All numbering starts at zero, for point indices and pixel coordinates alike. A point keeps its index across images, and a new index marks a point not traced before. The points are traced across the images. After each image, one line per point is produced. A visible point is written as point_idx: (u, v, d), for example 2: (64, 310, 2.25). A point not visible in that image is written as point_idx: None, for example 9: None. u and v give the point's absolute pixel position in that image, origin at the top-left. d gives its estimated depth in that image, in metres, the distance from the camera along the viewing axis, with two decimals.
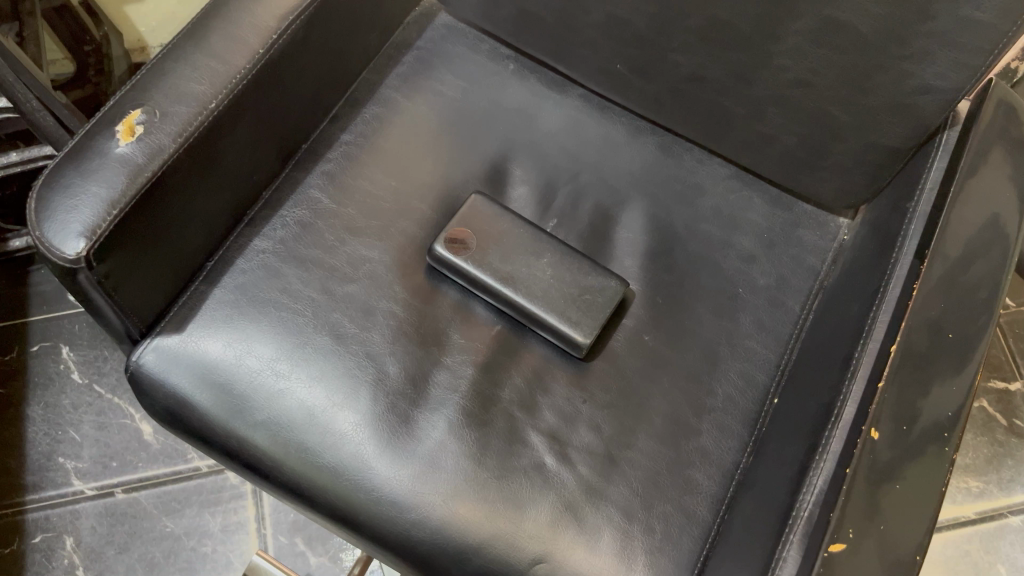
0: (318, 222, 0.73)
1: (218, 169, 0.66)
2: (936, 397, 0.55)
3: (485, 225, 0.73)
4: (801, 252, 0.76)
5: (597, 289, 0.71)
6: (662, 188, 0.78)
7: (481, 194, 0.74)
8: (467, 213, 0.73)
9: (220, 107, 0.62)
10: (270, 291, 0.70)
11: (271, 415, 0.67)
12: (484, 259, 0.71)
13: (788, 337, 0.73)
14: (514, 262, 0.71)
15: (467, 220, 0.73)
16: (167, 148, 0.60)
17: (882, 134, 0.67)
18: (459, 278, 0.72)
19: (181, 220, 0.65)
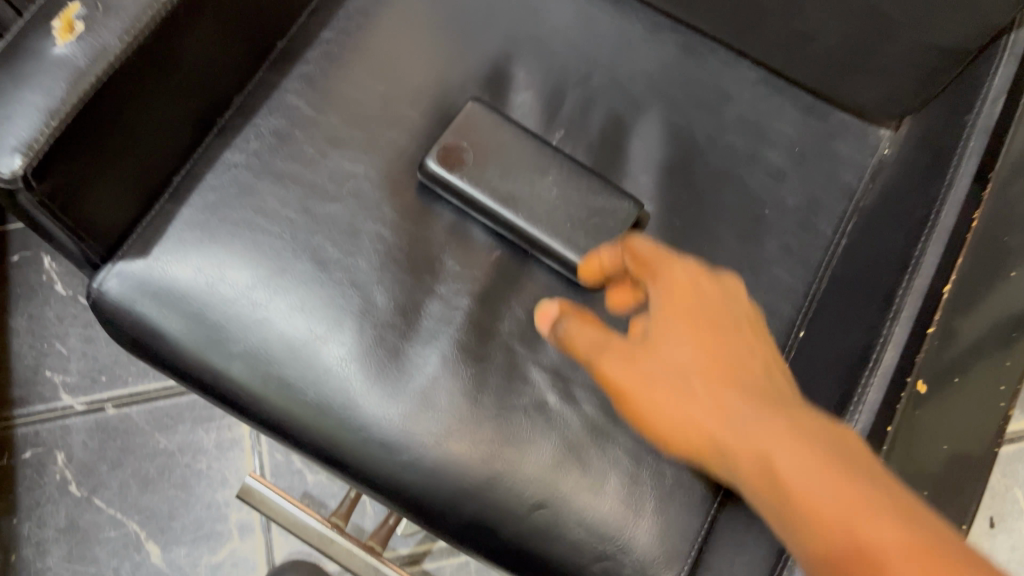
0: (296, 132, 0.65)
1: (178, 74, 0.59)
2: (983, 323, 0.51)
3: (485, 137, 0.65)
4: (837, 168, 0.68)
5: (609, 212, 0.64)
6: (684, 91, 0.69)
7: (480, 101, 0.66)
8: (464, 122, 0.65)
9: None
10: (244, 212, 0.63)
11: (247, 347, 0.61)
12: (483, 176, 0.64)
13: (817, 264, 0.66)
14: (516, 179, 0.64)
15: (464, 131, 0.65)
16: (113, 49, 0.52)
17: (938, 35, 0.59)
18: (453, 197, 0.64)
19: (138, 133, 0.58)
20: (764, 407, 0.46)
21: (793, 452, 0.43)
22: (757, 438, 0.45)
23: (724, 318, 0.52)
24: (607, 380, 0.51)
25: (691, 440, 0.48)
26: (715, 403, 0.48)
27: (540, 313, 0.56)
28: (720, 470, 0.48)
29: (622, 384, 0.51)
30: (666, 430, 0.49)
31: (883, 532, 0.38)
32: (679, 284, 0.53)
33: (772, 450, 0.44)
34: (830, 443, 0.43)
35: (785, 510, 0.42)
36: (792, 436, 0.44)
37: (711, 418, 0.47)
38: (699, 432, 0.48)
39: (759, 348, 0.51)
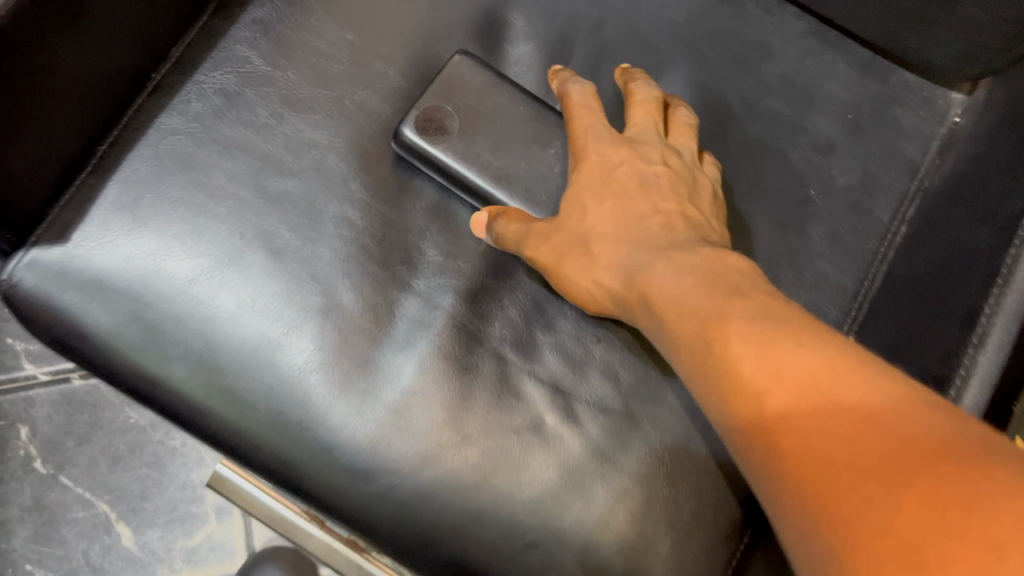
0: (246, 92, 0.54)
1: (92, 20, 0.47)
2: None
3: (474, 98, 0.54)
4: (897, 140, 0.57)
5: None
6: (715, 46, 0.58)
7: (467, 54, 0.55)
8: (447, 79, 0.54)
9: None
10: (182, 189, 0.52)
11: (189, 347, 0.51)
12: (472, 147, 0.53)
13: (870, 258, 0.55)
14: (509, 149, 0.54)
15: (449, 90, 0.54)
16: None
17: None
18: (434, 170, 0.53)
19: (44, 95, 0.46)
20: (656, 253, 0.47)
21: (671, 284, 0.44)
22: (644, 275, 0.46)
23: (635, 185, 0.51)
24: (528, 255, 0.51)
25: (586, 292, 0.50)
26: (608, 251, 0.49)
27: (473, 223, 0.53)
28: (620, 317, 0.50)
29: (536, 253, 0.51)
30: (568, 285, 0.50)
31: (742, 335, 0.38)
32: (594, 155, 0.52)
33: (647, 278, 0.46)
34: (709, 265, 0.44)
35: (663, 331, 0.44)
36: (670, 266, 0.45)
37: (606, 268, 0.49)
38: (591, 283, 0.49)
39: (667, 201, 0.50)
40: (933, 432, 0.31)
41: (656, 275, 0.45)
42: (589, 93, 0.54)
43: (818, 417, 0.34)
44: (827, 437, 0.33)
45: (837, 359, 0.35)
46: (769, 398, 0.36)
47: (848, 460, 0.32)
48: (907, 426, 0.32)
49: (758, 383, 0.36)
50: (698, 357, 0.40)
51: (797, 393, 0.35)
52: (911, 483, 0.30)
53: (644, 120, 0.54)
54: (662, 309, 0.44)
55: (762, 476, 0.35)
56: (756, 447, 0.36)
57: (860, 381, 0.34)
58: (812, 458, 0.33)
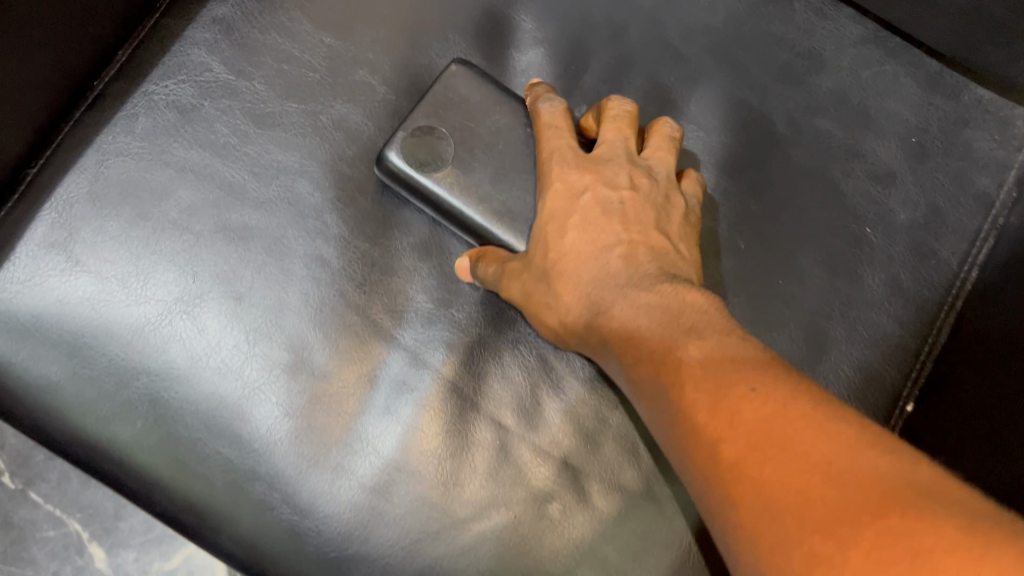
0: (205, 105, 0.46)
1: (21, 27, 0.39)
2: None
3: (472, 116, 0.46)
4: (968, 169, 0.49)
5: None
6: (755, 55, 0.49)
7: (463, 63, 0.47)
8: (439, 93, 0.46)
9: None
10: (126, 223, 0.44)
11: (132, 408, 0.43)
12: (469, 175, 0.45)
13: (936, 308, 0.47)
14: (514, 176, 0.46)
15: (442, 107, 0.46)
16: None
17: None
18: (420, 202, 0.45)
19: None
20: (623, 299, 0.39)
21: (635, 325, 0.38)
22: (611, 319, 0.39)
23: (600, 214, 0.42)
24: (501, 293, 0.43)
25: (557, 331, 0.43)
26: (572, 292, 0.41)
27: (458, 265, 0.45)
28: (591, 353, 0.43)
29: (507, 291, 0.43)
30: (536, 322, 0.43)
31: (701, 382, 0.33)
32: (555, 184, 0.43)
33: (615, 320, 0.39)
34: (667, 301, 0.38)
35: (623, 372, 0.38)
36: (631, 307, 0.39)
37: (573, 309, 0.41)
38: (558, 324, 0.42)
39: (631, 229, 0.42)
40: (894, 478, 0.25)
41: (619, 318, 0.39)
42: (560, 112, 0.45)
43: (768, 464, 0.28)
44: (777, 488, 0.27)
45: (791, 401, 0.30)
46: (721, 446, 0.30)
47: (799, 512, 0.26)
48: (862, 471, 0.26)
49: (713, 430, 0.30)
50: (660, 405, 0.34)
51: (750, 436, 0.29)
52: (863, 536, 0.24)
53: (614, 136, 0.45)
54: (625, 352, 0.38)
55: (720, 536, 0.29)
56: (711, 503, 0.30)
57: (813, 422, 0.28)
58: (760, 506, 0.27)
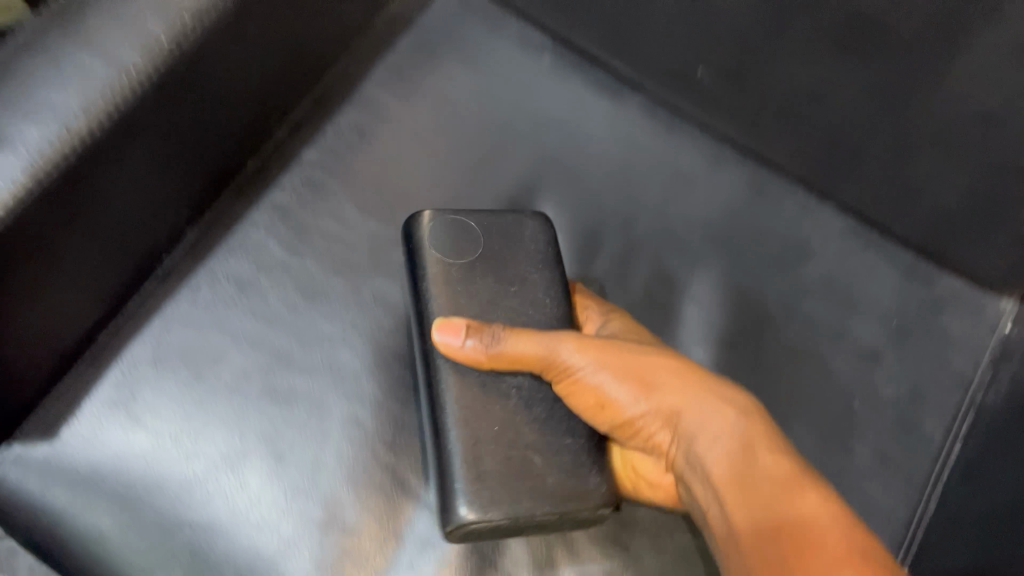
0: (261, 280, 0.52)
1: (108, 213, 0.45)
2: None
3: (508, 248, 0.50)
4: (945, 351, 0.54)
5: (580, 496, 0.45)
6: (750, 242, 0.56)
7: (540, 215, 0.52)
8: (508, 229, 0.51)
9: (108, 123, 0.42)
10: (184, 385, 0.49)
11: (173, 560, 0.46)
12: (475, 292, 0.49)
13: (922, 480, 0.51)
14: (507, 307, 0.49)
15: (492, 228, 0.51)
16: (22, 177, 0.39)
17: None
18: (433, 289, 0.48)
19: (60, 281, 0.44)
20: (708, 379, 0.46)
21: (746, 436, 0.43)
22: (703, 396, 0.45)
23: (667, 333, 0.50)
24: (565, 361, 0.45)
25: (631, 410, 0.46)
26: (676, 379, 0.46)
27: (441, 341, 0.46)
28: (654, 436, 0.47)
29: (574, 356, 0.45)
30: (600, 397, 0.46)
31: (817, 509, 0.40)
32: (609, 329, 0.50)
33: (708, 397, 0.45)
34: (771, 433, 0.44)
35: (738, 473, 0.42)
36: (723, 395, 0.45)
37: (683, 401, 0.45)
38: (633, 396, 0.46)
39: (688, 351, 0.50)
40: None
41: (729, 425, 0.44)
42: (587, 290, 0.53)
43: None
44: None
45: None
46: None
47: None
48: None
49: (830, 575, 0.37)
50: (764, 519, 0.40)
51: None
52: None
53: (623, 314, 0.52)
54: (731, 463, 0.43)
55: None
56: None
57: None
58: None
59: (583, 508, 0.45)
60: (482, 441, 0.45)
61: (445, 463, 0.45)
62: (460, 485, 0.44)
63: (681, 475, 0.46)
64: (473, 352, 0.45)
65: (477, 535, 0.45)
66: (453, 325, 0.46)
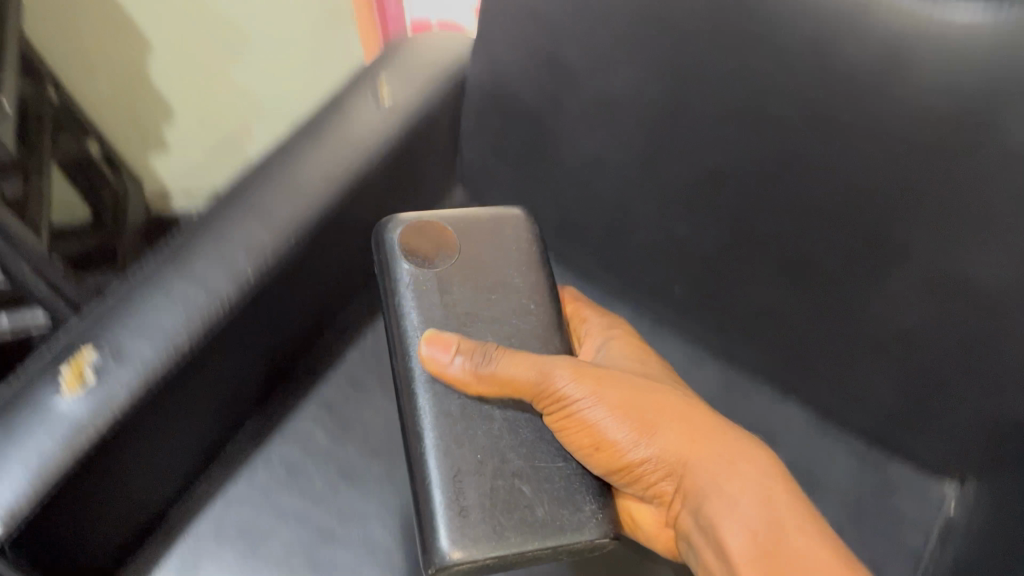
0: (308, 466, 0.61)
1: (190, 408, 0.55)
2: None
3: (483, 249, 0.60)
4: (897, 528, 0.62)
5: (564, 528, 0.51)
6: None
7: (520, 220, 0.62)
8: (488, 230, 0.61)
9: (204, 337, 0.52)
10: (240, 557, 0.57)
11: None
12: (455, 287, 0.58)
13: None
14: (487, 315, 0.57)
15: (473, 236, 0.60)
16: (134, 381, 0.49)
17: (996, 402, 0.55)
18: (408, 292, 0.57)
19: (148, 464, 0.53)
20: (699, 426, 0.54)
21: (764, 495, 0.51)
22: (698, 450, 0.53)
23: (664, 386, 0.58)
24: (562, 393, 0.51)
25: (632, 454, 0.53)
26: (681, 432, 0.53)
27: (431, 358, 0.53)
28: (651, 478, 0.54)
29: (579, 395, 0.52)
30: (601, 440, 0.52)
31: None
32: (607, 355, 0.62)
33: (703, 455, 0.53)
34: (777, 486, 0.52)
35: (753, 530, 0.50)
36: (725, 451, 0.53)
37: (703, 458, 0.53)
38: (635, 439, 0.53)
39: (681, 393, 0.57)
40: None
41: (742, 487, 0.52)
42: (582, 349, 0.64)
43: None
44: None
45: None
46: None
47: None
48: None
49: None
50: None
51: None
52: None
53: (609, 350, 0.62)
54: (755, 541, 0.50)
55: None
56: None
57: None
58: None
59: (574, 540, 0.51)
60: (462, 475, 0.51)
61: (432, 504, 0.50)
62: (444, 531, 0.49)
63: (683, 516, 0.55)
64: (453, 372, 0.52)
65: (463, 571, 0.50)
66: (439, 340, 0.53)
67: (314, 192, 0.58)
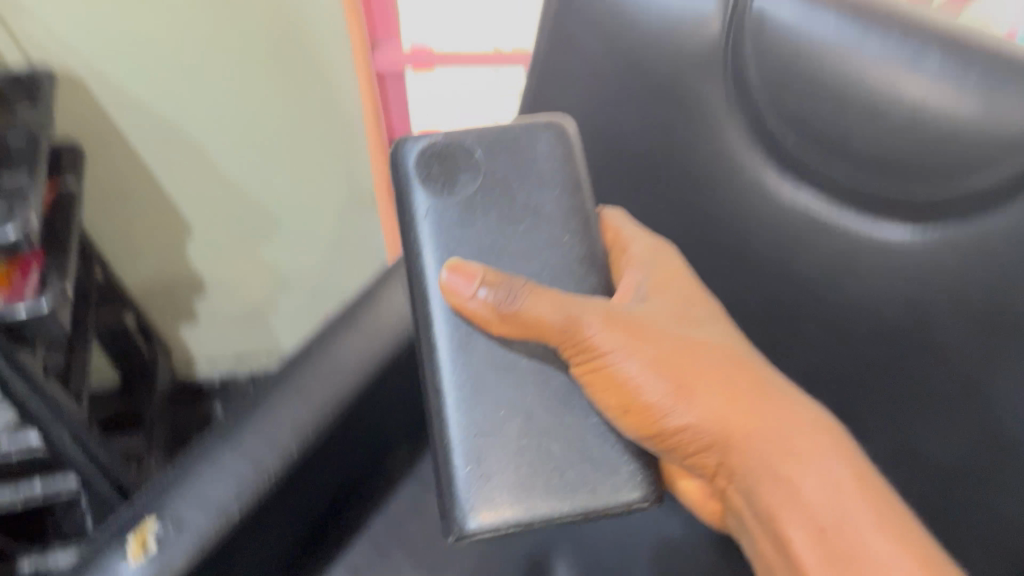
0: None
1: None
2: None
3: (510, 146, 0.64)
4: None
5: (596, 496, 0.57)
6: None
7: (551, 129, 0.65)
8: (518, 136, 0.64)
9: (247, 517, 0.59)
10: None
11: None
12: (483, 240, 0.62)
13: None
14: (509, 254, 0.62)
15: (502, 137, 0.64)
16: (184, 559, 0.56)
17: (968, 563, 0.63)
18: (428, 241, 0.62)
19: None
20: (741, 396, 0.57)
21: (817, 472, 0.55)
22: (740, 422, 0.57)
23: (697, 296, 0.64)
24: (589, 340, 0.56)
25: (673, 420, 0.57)
26: (718, 393, 0.57)
27: (454, 284, 0.58)
28: (698, 449, 0.59)
29: (602, 343, 0.56)
30: (635, 402, 0.57)
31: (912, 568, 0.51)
32: (650, 291, 0.63)
33: (747, 426, 0.57)
34: (826, 445, 0.56)
35: (810, 501, 0.55)
36: (780, 419, 0.57)
37: (759, 428, 0.57)
38: (670, 403, 0.57)
39: (705, 307, 0.63)
40: None
41: (800, 462, 0.56)
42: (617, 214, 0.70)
43: None
44: None
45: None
46: None
47: None
48: None
49: None
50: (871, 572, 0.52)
51: None
52: None
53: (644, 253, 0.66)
54: (817, 531, 0.54)
55: None
56: None
57: None
58: None
59: (613, 501, 0.57)
60: (482, 437, 0.58)
61: (456, 480, 0.58)
62: (471, 504, 0.57)
63: (732, 492, 0.61)
64: (472, 308, 0.58)
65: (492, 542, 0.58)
66: (461, 271, 0.58)
67: (352, 371, 0.67)
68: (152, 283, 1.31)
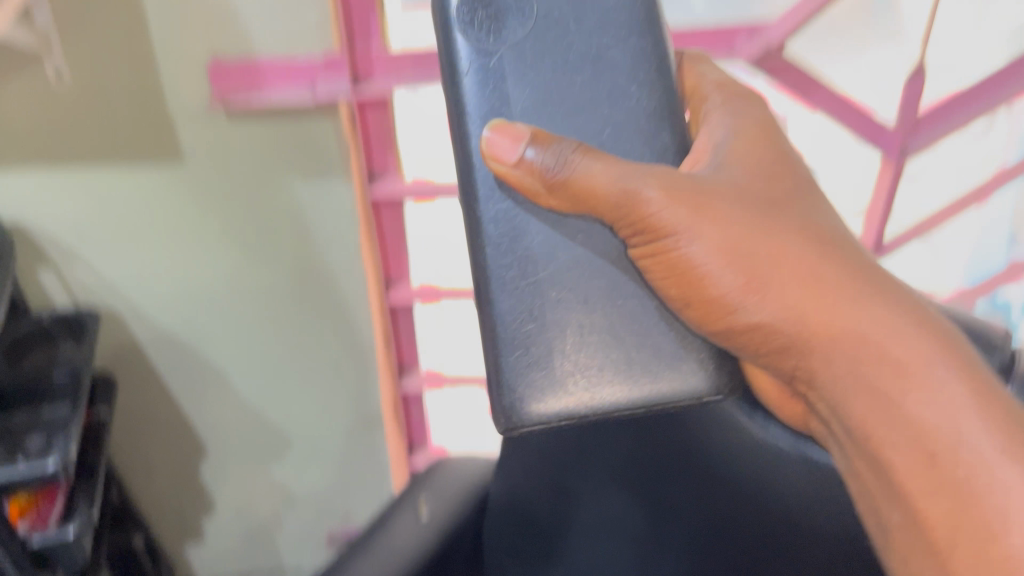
0: None
1: None
2: None
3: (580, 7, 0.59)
4: None
5: (662, 378, 0.59)
6: None
7: None
8: None
9: None
10: None
11: None
12: (535, 65, 0.59)
13: None
14: (575, 84, 0.59)
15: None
16: None
17: None
18: (473, 76, 0.59)
19: None
20: (823, 288, 0.55)
21: (907, 361, 0.52)
22: (817, 317, 0.54)
23: (779, 167, 0.62)
24: (657, 218, 0.55)
25: (743, 305, 0.56)
26: (795, 268, 0.55)
27: (495, 140, 0.57)
28: (773, 338, 0.57)
29: (673, 227, 0.55)
30: (704, 291, 0.56)
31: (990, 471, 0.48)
32: (729, 150, 0.61)
33: (828, 320, 0.54)
34: (917, 340, 0.52)
35: (903, 400, 0.51)
36: (870, 309, 0.54)
37: (846, 320, 0.54)
38: (739, 296, 0.56)
39: (793, 184, 0.61)
40: None
41: (888, 354, 0.52)
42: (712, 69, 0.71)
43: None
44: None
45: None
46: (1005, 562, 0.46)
47: None
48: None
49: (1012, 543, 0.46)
50: (928, 486, 0.50)
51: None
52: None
53: (716, 127, 0.64)
54: (916, 429, 0.50)
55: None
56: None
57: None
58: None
59: (674, 386, 0.59)
60: (550, 322, 0.59)
61: (512, 373, 0.59)
62: (530, 395, 0.59)
63: (815, 397, 0.58)
64: (517, 173, 0.56)
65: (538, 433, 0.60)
66: (503, 129, 0.57)
67: None
68: (139, 471, 1.40)
